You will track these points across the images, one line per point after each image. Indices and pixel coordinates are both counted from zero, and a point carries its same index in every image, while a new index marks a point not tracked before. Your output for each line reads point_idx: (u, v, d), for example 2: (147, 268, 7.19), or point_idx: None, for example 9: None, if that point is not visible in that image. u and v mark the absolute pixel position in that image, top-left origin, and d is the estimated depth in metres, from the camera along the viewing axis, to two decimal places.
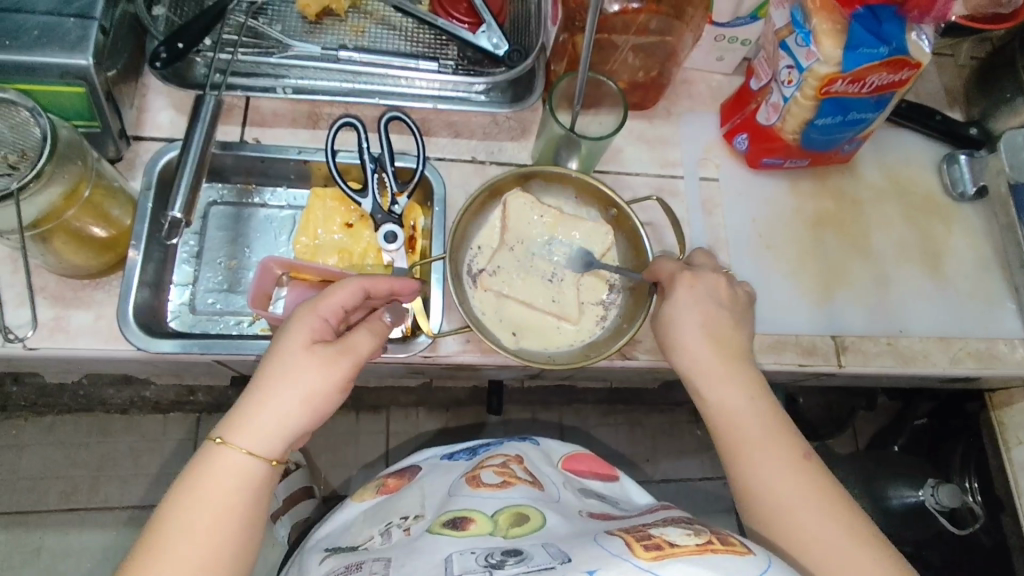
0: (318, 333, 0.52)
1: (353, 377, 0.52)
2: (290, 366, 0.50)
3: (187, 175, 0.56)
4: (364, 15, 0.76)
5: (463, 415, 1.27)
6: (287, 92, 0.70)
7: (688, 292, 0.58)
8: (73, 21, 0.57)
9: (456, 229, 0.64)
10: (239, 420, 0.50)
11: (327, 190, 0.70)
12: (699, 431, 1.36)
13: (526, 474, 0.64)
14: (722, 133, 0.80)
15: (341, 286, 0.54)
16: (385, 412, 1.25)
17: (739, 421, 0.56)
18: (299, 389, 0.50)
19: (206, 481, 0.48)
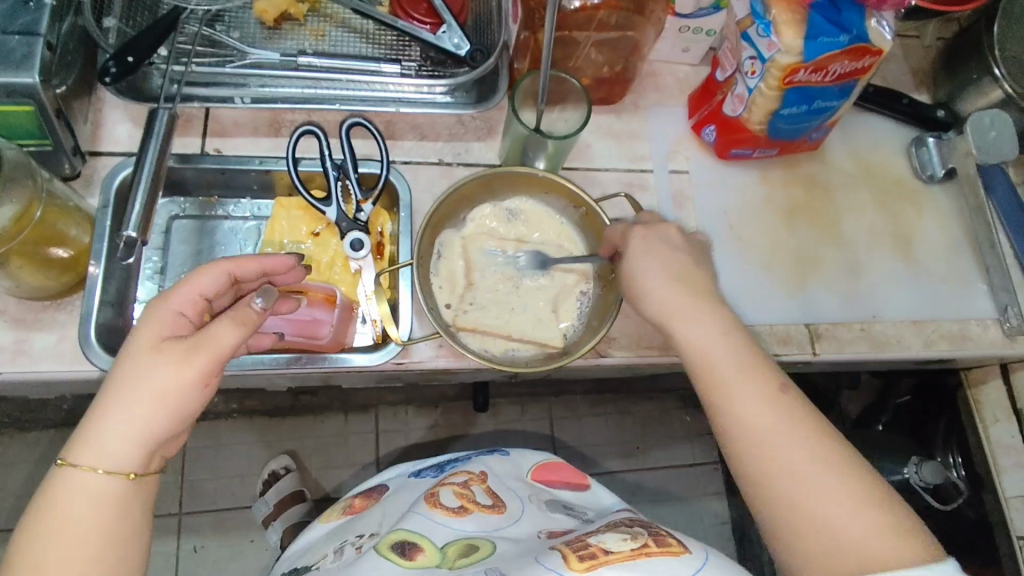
0: (171, 328, 0.49)
1: (212, 370, 0.48)
2: (135, 369, 0.46)
3: (143, 190, 0.54)
4: (324, 19, 0.75)
5: (452, 412, 1.27)
6: (247, 101, 0.69)
7: (640, 241, 0.59)
8: (17, 39, 0.56)
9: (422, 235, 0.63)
10: (83, 438, 0.46)
11: (291, 198, 0.69)
12: (688, 417, 1.37)
13: (486, 496, 0.63)
14: (691, 125, 0.80)
15: (199, 273, 0.51)
16: (373, 411, 1.25)
17: (711, 363, 0.55)
18: (149, 390, 0.46)
19: (59, 509, 0.45)
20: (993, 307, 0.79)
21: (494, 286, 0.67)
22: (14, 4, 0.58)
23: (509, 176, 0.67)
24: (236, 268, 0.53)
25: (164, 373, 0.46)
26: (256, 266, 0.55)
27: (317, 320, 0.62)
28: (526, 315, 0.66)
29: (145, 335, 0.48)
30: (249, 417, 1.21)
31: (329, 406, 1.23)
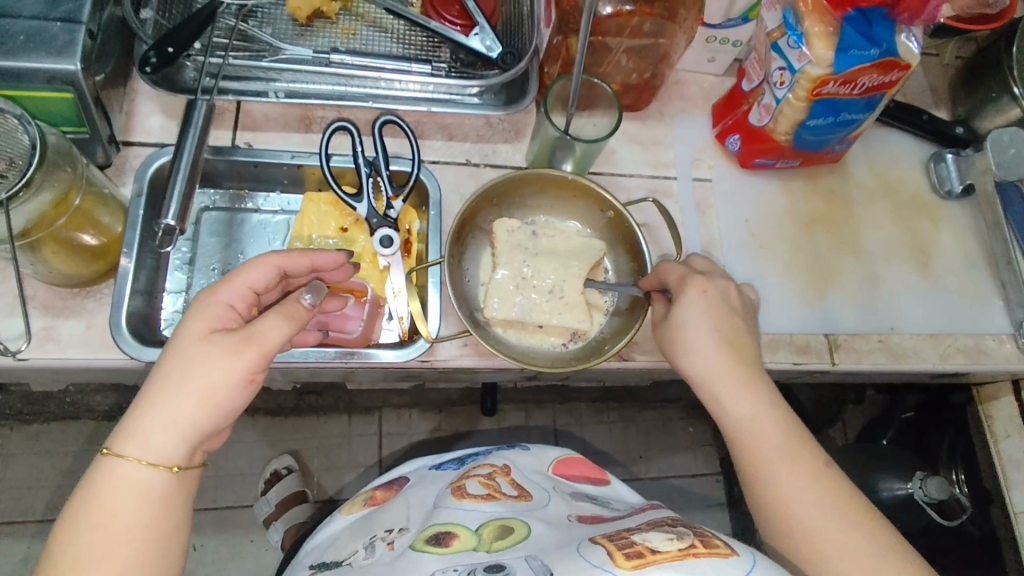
0: (221, 320, 0.50)
1: (260, 367, 0.48)
2: (186, 360, 0.47)
3: (181, 181, 0.55)
4: (356, 18, 0.76)
5: (457, 416, 1.27)
6: (280, 96, 0.69)
7: (700, 297, 0.57)
8: (59, 26, 0.56)
9: (454, 234, 0.64)
10: (128, 429, 0.46)
11: (321, 193, 0.69)
12: (691, 427, 1.37)
13: (512, 488, 0.64)
14: (714, 134, 0.81)
15: (251, 267, 0.52)
16: (377, 414, 1.24)
17: (758, 434, 0.54)
18: (197, 383, 0.46)
19: (102, 497, 0.45)
20: (1008, 323, 0.80)
21: (516, 279, 0.65)
22: None
23: (508, 184, 0.67)
24: (287, 263, 0.54)
25: (213, 366, 0.47)
26: (306, 261, 0.55)
27: (348, 315, 0.63)
28: (555, 307, 0.65)
29: (197, 325, 0.49)
30: (254, 415, 1.20)
31: (333, 406, 1.23)
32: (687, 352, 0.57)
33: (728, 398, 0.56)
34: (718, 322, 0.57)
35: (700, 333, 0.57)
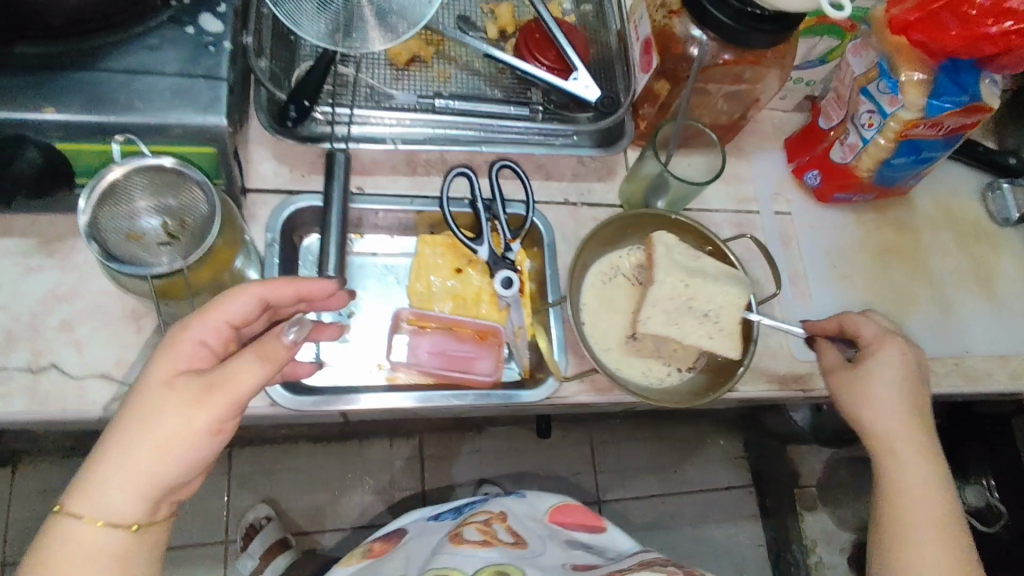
0: (190, 360, 0.49)
1: (224, 415, 0.48)
2: (150, 407, 0.47)
3: (335, 237, 0.58)
4: (448, 60, 0.78)
5: (497, 437, 1.28)
6: (398, 143, 0.70)
7: (897, 359, 0.60)
8: (204, 82, 0.57)
9: (572, 270, 0.66)
10: (84, 487, 0.46)
11: (436, 236, 0.70)
12: (722, 441, 1.40)
13: (507, 534, 0.71)
14: (791, 169, 0.85)
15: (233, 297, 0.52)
16: (417, 437, 1.25)
17: (919, 499, 0.58)
18: (157, 431, 0.47)
19: (60, 557, 0.45)
20: None
21: (672, 299, 0.64)
22: (194, 47, 0.58)
23: (633, 216, 0.70)
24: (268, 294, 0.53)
25: (175, 413, 0.47)
26: (292, 289, 0.54)
27: (472, 356, 0.67)
28: (709, 331, 0.63)
29: (163, 368, 0.48)
30: (300, 443, 1.20)
31: (377, 431, 1.23)
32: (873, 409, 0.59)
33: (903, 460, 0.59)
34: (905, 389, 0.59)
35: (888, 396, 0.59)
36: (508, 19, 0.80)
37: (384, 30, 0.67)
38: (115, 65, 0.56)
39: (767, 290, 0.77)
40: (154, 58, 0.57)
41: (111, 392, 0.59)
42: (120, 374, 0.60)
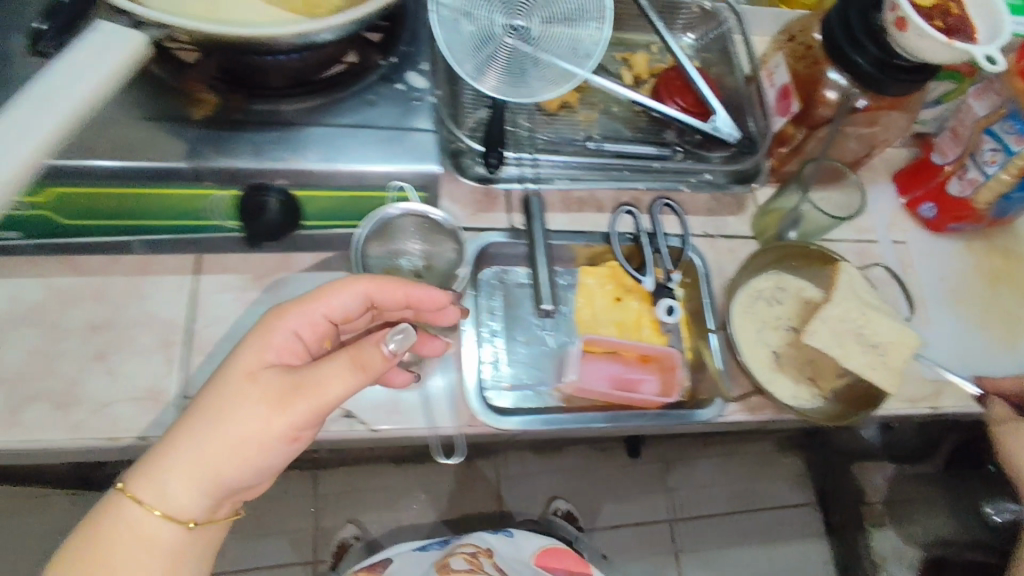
0: (279, 354, 0.52)
1: (302, 425, 0.49)
2: (229, 395, 0.49)
3: (541, 264, 0.64)
4: (589, 106, 0.84)
5: (567, 457, 1.33)
6: (564, 183, 0.77)
7: None
8: (418, 135, 0.63)
9: (732, 287, 0.74)
10: (144, 470, 0.48)
11: (596, 267, 0.77)
12: (787, 459, 1.42)
13: (490, 566, 0.91)
14: (903, 202, 0.90)
15: (336, 291, 0.56)
16: (496, 458, 1.30)
17: None
18: (230, 429, 0.48)
19: (110, 537, 0.47)
20: None
21: (842, 322, 0.70)
22: (406, 102, 0.64)
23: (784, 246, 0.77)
24: (374, 292, 0.57)
25: (257, 410, 0.48)
26: (398, 292, 0.59)
27: (634, 377, 0.71)
28: (874, 360, 0.68)
29: (251, 360, 0.51)
30: (384, 464, 1.25)
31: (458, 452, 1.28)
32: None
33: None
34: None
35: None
36: (643, 67, 0.87)
37: (526, 89, 0.75)
38: (340, 121, 0.62)
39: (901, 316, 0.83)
40: (373, 113, 0.63)
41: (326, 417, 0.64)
42: None
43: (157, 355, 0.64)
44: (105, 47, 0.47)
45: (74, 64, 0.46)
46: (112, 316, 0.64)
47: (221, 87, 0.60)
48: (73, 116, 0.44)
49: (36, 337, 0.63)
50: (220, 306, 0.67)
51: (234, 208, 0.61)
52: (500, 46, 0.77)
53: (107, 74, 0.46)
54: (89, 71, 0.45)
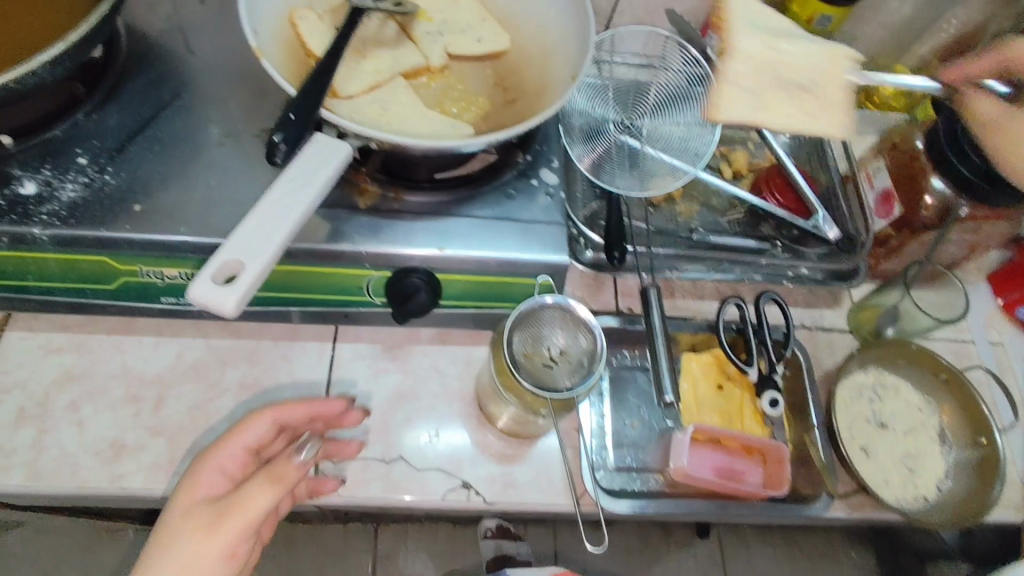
0: (208, 488, 0.55)
1: (233, 544, 0.51)
2: (172, 533, 0.51)
3: (663, 356, 0.66)
4: (691, 199, 0.88)
5: (628, 534, 1.31)
6: (674, 274, 0.81)
7: None
8: (552, 228, 0.69)
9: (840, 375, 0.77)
10: None
11: (699, 353, 0.79)
12: (853, 553, 1.37)
13: None
14: (1000, 304, 0.91)
15: (252, 422, 0.59)
16: (553, 528, 1.29)
17: None
18: (170, 565, 0.49)
19: None
20: None
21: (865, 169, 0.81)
22: (540, 198, 0.71)
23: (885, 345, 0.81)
24: (283, 417, 0.60)
25: (190, 541, 0.50)
26: (303, 411, 0.61)
27: (739, 468, 0.72)
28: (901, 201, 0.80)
29: (184, 500, 0.54)
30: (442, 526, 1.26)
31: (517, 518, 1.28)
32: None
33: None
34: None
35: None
36: (742, 164, 0.92)
37: (640, 180, 0.82)
38: (482, 212, 0.69)
39: (1003, 419, 0.83)
40: (511, 206, 0.70)
41: (446, 485, 0.69)
42: (453, 469, 0.70)
43: None
44: (322, 157, 0.55)
45: (291, 180, 0.54)
46: (262, 377, 0.71)
47: (383, 179, 0.68)
48: (296, 224, 0.53)
49: (196, 393, 0.70)
50: (356, 372, 0.73)
51: (383, 287, 0.67)
52: (612, 141, 0.85)
53: (322, 183, 0.54)
54: (302, 185, 0.54)
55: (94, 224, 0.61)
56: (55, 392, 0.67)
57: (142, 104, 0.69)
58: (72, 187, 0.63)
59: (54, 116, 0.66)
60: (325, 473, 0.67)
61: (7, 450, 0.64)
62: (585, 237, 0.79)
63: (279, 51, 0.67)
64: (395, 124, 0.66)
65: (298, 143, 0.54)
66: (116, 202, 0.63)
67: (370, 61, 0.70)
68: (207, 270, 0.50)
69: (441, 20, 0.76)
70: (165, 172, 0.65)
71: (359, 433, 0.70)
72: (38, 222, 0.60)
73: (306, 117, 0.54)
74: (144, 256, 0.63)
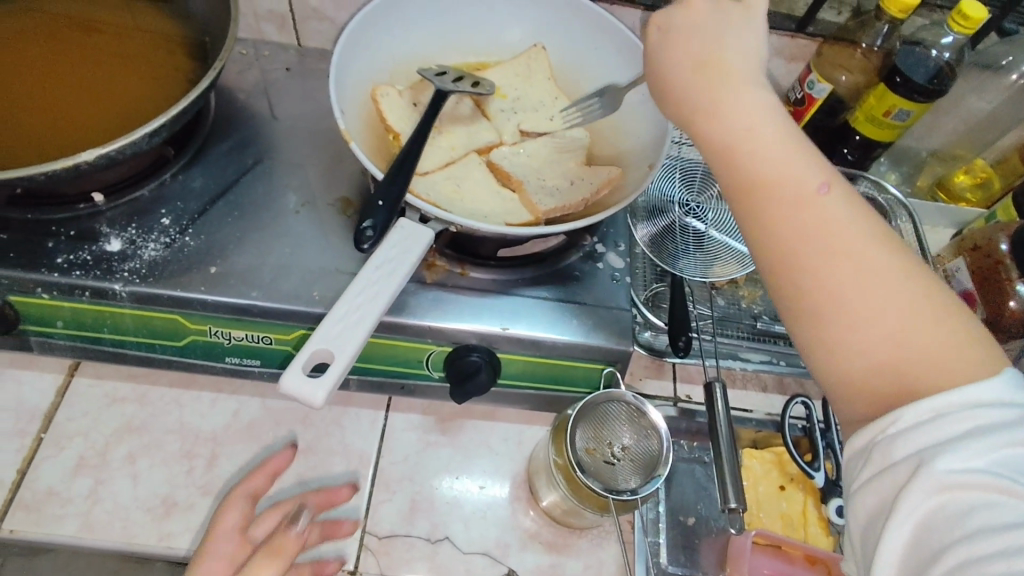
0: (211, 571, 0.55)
1: None
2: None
3: (727, 450, 0.63)
4: (755, 283, 0.84)
5: None
6: (740, 365, 0.79)
7: None
8: (617, 313, 0.68)
9: None
10: None
11: (762, 451, 0.76)
12: None
13: None
14: None
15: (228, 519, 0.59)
16: None
17: None
18: None
19: None
20: None
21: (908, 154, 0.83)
22: (609, 282, 0.70)
23: None
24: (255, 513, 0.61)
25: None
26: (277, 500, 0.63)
27: None
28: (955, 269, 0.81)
29: None
30: None
31: None
32: (735, 98, 0.49)
33: (829, 250, 0.45)
34: (878, 260, 0.44)
35: (843, 228, 0.45)
36: None
37: (704, 264, 0.80)
38: (547, 294, 0.68)
39: None
40: (575, 289, 0.69)
41: (491, 572, 0.67)
42: (499, 554, 0.68)
43: (348, 486, 0.69)
44: (405, 246, 0.58)
45: (376, 266, 0.57)
46: (314, 442, 0.71)
47: (450, 255, 0.69)
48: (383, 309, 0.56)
49: (248, 454, 0.69)
50: (406, 444, 0.72)
51: (443, 362, 0.67)
52: (675, 221, 0.83)
53: (405, 270, 0.57)
54: (387, 273, 0.56)
55: (170, 284, 0.62)
56: (115, 443, 0.68)
57: (226, 167, 0.72)
58: (154, 246, 0.65)
59: (143, 176, 0.69)
60: (370, 548, 0.66)
61: (64, 499, 0.64)
62: (646, 320, 0.78)
63: (361, 126, 0.70)
64: (467, 201, 0.69)
65: (385, 231, 0.58)
66: (193, 264, 0.64)
67: (445, 137, 0.72)
68: (298, 360, 0.52)
69: (515, 97, 0.77)
70: (241, 235, 0.67)
71: (406, 508, 0.69)
72: (119, 278, 0.62)
73: (392, 204, 0.58)
74: (215, 318, 0.64)
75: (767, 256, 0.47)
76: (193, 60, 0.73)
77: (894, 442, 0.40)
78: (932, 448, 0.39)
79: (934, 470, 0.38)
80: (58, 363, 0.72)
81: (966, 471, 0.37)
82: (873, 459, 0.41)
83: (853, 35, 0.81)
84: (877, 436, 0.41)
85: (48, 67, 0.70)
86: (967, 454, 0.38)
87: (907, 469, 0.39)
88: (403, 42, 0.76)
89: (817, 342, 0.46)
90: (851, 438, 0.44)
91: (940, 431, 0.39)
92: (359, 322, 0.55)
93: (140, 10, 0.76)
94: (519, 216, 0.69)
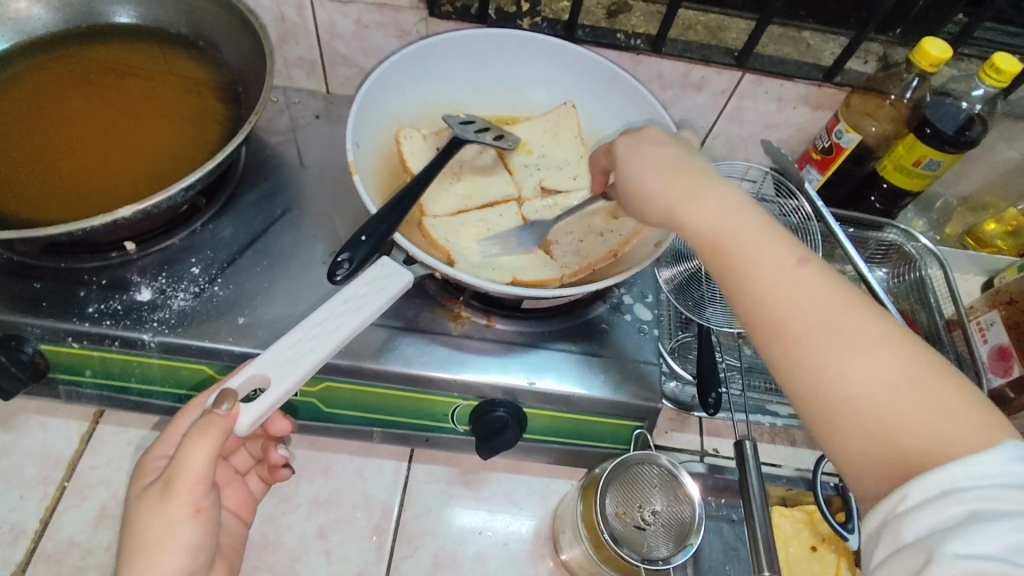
0: (155, 471, 0.55)
1: (195, 493, 0.50)
2: (135, 520, 0.50)
3: (757, 510, 0.59)
4: None
5: None
6: (767, 418, 0.77)
7: None
8: (645, 367, 0.67)
9: None
10: (128, 553, 0.49)
11: (791, 509, 0.75)
12: None
13: None
14: None
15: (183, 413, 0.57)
16: None
17: None
18: (145, 536, 0.49)
19: (138, 536, 0.49)
20: None
21: None
22: (637, 335, 0.70)
23: None
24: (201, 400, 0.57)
25: (153, 517, 0.49)
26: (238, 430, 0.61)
27: None
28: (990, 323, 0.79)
29: (136, 489, 0.53)
30: None
31: None
32: (706, 190, 0.51)
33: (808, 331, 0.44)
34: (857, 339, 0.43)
35: (818, 302, 0.44)
36: None
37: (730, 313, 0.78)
38: (575, 347, 0.68)
39: None
40: (603, 343, 0.68)
41: None
42: None
43: (369, 541, 0.68)
44: (381, 283, 0.58)
45: (345, 300, 0.57)
46: (336, 493, 0.70)
47: (476, 306, 0.68)
48: (338, 343, 0.56)
49: (271, 506, 0.69)
50: (429, 496, 0.71)
51: (468, 416, 0.67)
52: (700, 267, 0.82)
53: (373, 308, 0.57)
54: (354, 308, 0.57)
55: (199, 334, 0.62)
56: None
57: (254, 217, 0.72)
58: (183, 296, 0.65)
59: (173, 225, 0.69)
60: None
61: (85, 550, 0.64)
62: (671, 370, 0.76)
63: (377, 163, 0.71)
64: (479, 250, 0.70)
65: (361, 266, 0.58)
66: (221, 315, 0.64)
67: (462, 185, 0.74)
68: (233, 383, 0.51)
69: (540, 154, 0.77)
70: (270, 285, 0.67)
71: (428, 565, 0.67)
72: (148, 328, 0.62)
73: (374, 241, 0.58)
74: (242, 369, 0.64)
75: (761, 339, 0.46)
76: (225, 108, 0.74)
77: (903, 522, 0.36)
78: (936, 534, 0.35)
79: (943, 555, 0.34)
80: (84, 410, 0.72)
81: (980, 561, 0.33)
82: (882, 541, 0.37)
83: (883, 85, 0.80)
84: (886, 516, 0.37)
85: (83, 115, 0.71)
86: (979, 540, 0.34)
87: (919, 554, 0.35)
88: (433, 94, 0.77)
89: (820, 418, 0.43)
90: (866, 519, 0.39)
91: (944, 514, 0.35)
92: (308, 353, 0.54)
93: (175, 57, 0.77)
94: (524, 272, 0.68)
